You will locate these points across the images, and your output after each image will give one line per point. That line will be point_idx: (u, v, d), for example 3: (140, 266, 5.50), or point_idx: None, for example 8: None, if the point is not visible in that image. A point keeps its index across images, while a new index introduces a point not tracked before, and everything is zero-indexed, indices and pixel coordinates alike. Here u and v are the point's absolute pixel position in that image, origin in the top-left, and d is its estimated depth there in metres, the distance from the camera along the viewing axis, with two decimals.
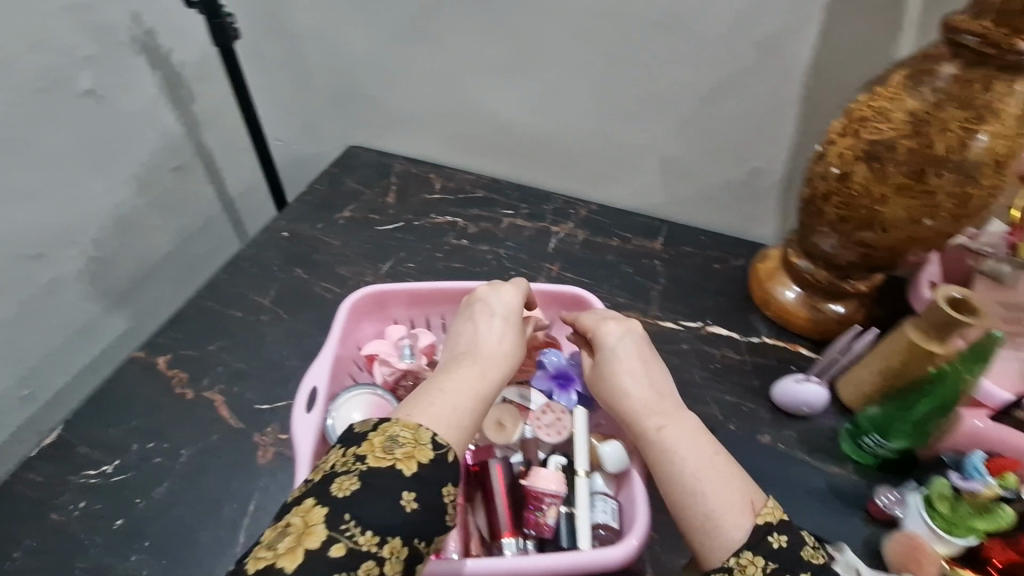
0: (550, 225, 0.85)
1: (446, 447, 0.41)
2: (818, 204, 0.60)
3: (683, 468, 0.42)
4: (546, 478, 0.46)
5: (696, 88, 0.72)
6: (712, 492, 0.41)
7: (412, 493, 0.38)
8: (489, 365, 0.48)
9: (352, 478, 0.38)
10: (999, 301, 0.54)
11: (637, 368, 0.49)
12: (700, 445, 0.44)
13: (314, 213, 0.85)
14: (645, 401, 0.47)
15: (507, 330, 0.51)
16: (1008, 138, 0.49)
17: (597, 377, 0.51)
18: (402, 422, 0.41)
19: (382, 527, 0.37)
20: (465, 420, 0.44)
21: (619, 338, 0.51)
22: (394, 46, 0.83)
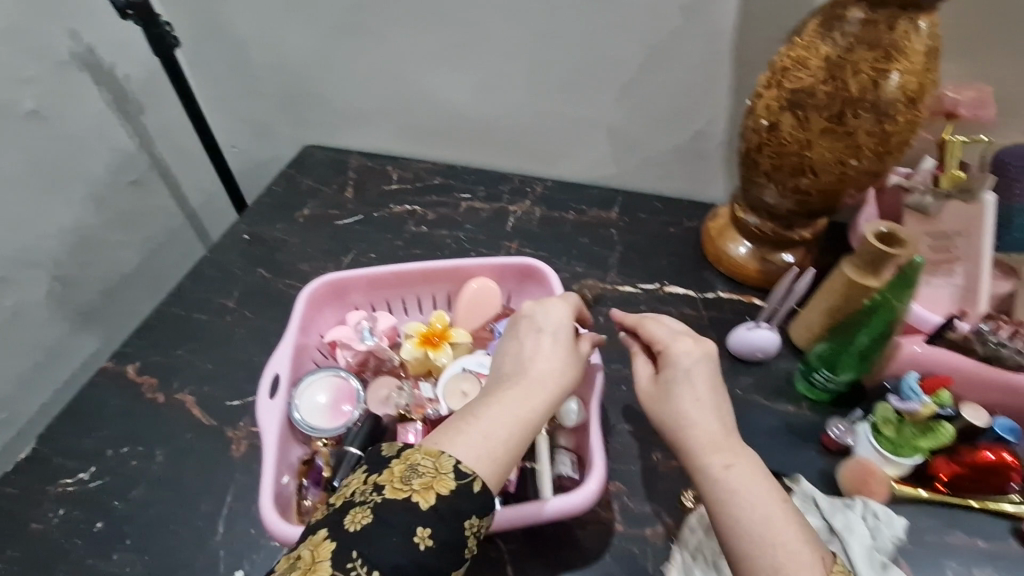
0: (507, 205, 0.87)
1: (469, 477, 0.39)
2: (753, 156, 0.63)
3: (746, 515, 0.40)
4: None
5: (633, 57, 0.74)
6: (783, 544, 0.38)
7: (426, 529, 0.37)
8: (536, 388, 0.45)
9: (365, 511, 0.37)
10: (927, 232, 0.57)
11: (704, 394, 0.47)
12: (768, 492, 0.41)
13: (274, 215, 0.86)
14: (713, 431, 0.45)
15: (559, 349, 0.48)
16: (917, 74, 0.52)
17: (657, 396, 0.48)
18: (424, 449, 0.39)
19: (393, 567, 0.35)
20: (498, 449, 0.41)
21: (687, 359, 0.49)
22: (336, 42, 0.84)
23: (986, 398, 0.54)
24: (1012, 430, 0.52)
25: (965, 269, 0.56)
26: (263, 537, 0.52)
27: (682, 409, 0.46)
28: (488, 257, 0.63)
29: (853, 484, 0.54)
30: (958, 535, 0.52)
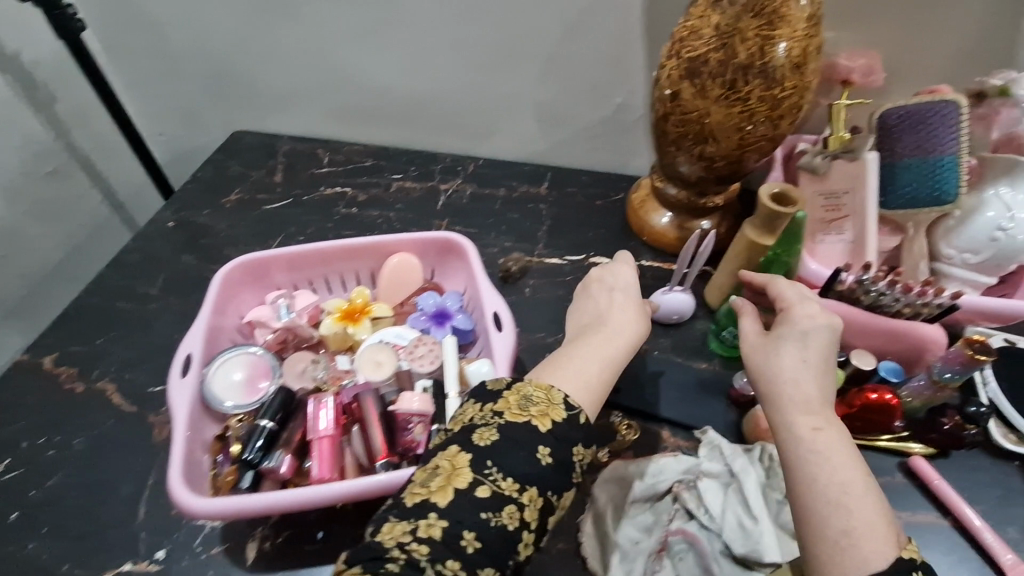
0: (438, 184, 0.88)
1: (577, 409, 0.45)
2: (661, 125, 0.65)
3: (826, 478, 0.41)
4: (414, 399, 0.48)
5: (550, 32, 0.75)
6: (857, 512, 0.39)
7: (547, 448, 0.42)
8: (616, 338, 0.51)
9: (492, 430, 0.42)
10: (820, 192, 0.61)
11: (814, 359, 0.46)
12: (851, 464, 0.42)
13: (200, 201, 0.84)
14: (808, 395, 0.45)
15: (630, 305, 0.54)
16: (800, 41, 0.54)
17: (761, 352, 0.48)
18: (536, 382, 0.45)
19: (522, 476, 0.41)
20: (591, 382, 0.47)
21: (806, 321, 0.49)
22: (255, 23, 0.83)
23: (872, 344, 0.58)
24: (896, 371, 0.57)
25: (853, 225, 0.60)
26: (184, 516, 0.52)
27: (781, 368, 0.46)
28: (408, 233, 0.64)
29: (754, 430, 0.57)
30: None
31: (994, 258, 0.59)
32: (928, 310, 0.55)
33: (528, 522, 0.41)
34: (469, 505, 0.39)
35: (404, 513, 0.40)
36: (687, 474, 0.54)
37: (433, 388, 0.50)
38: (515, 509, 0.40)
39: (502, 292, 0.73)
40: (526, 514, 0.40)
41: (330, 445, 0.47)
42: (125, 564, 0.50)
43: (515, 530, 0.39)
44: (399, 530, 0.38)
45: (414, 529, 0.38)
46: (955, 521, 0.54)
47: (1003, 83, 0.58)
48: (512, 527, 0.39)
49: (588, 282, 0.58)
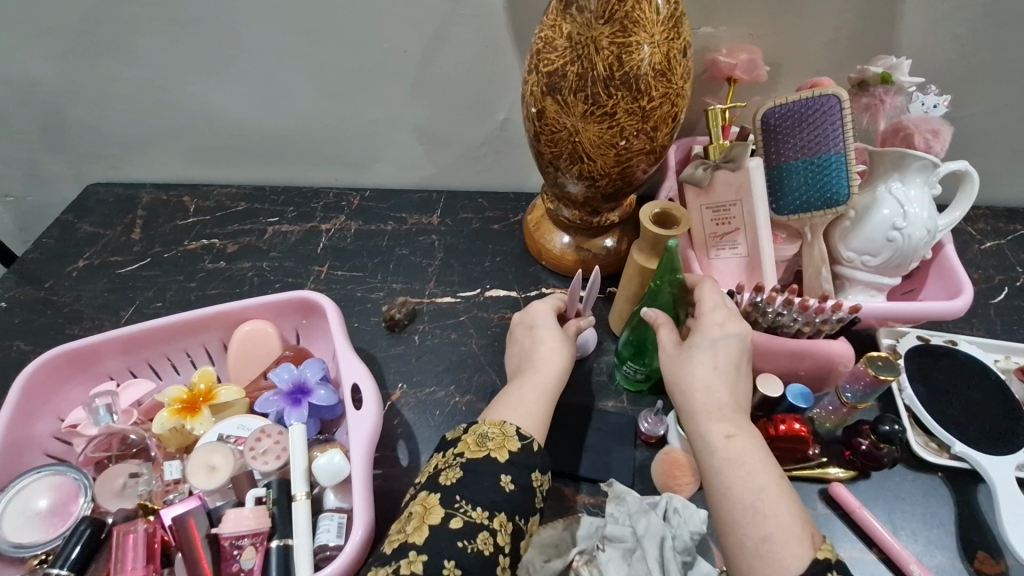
0: (319, 224, 0.79)
1: (530, 438, 0.44)
2: (535, 145, 0.59)
3: (739, 484, 0.39)
4: (232, 519, 0.41)
5: (409, 50, 0.68)
6: (773, 515, 0.37)
7: (508, 475, 0.41)
8: (545, 367, 0.50)
9: (456, 467, 0.42)
10: (706, 204, 0.56)
11: (723, 365, 0.44)
12: (766, 468, 0.40)
13: (39, 272, 0.74)
14: (719, 402, 0.43)
15: (553, 335, 0.52)
16: (661, 46, 0.49)
17: (675, 362, 0.46)
18: (489, 420, 0.44)
19: (491, 503, 0.40)
20: (533, 409, 0.46)
21: (716, 324, 0.46)
22: (74, 66, 0.72)
23: (779, 366, 0.53)
24: (804, 396, 0.52)
25: (745, 237, 0.55)
26: None
27: (695, 377, 0.44)
28: (259, 295, 0.55)
29: (662, 478, 0.52)
30: None
31: (894, 258, 0.55)
32: (826, 328, 0.51)
33: (504, 547, 0.39)
34: (444, 536, 0.38)
35: (381, 560, 0.38)
36: (587, 548, 0.48)
37: (275, 495, 0.42)
38: (489, 534, 0.39)
39: (389, 344, 0.66)
40: (500, 539, 0.39)
41: None
42: None
43: (491, 555, 0.38)
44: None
45: (394, 571, 0.37)
46: (880, 551, 0.49)
47: (883, 69, 0.54)
48: (489, 553, 0.38)
49: (513, 326, 0.56)
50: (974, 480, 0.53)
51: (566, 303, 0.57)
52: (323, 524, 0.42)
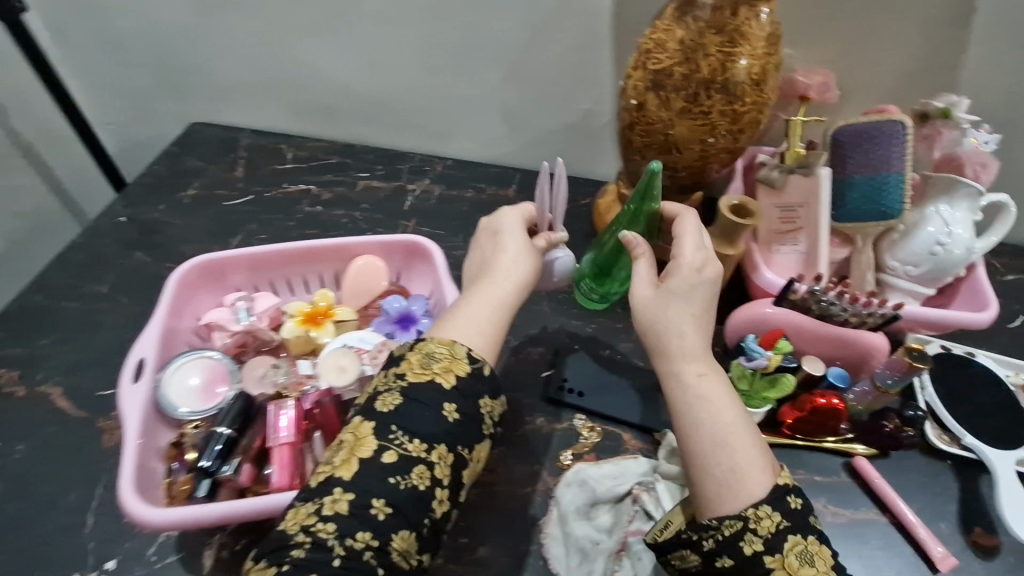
0: (405, 184, 0.86)
1: (479, 361, 0.46)
2: (626, 134, 0.66)
3: (714, 420, 0.44)
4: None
5: (514, 36, 0.74)
6: (739, 449, 0.43)
7: (452, 404, 0.44)
8: (503, 281, 0.51)
9: (394, 394, 0.44)
10: (776, 203, 0.63)
11: (696, 313, 0.49)
12: (731, 407, 0.45)
13: (153, 195, 0.81)
14: (693, 346, 0.48)
15: (517, 248, 0.54)
16: (759, 59, 0.56)
17: (653, 305, 0.49)
18: (437, 339, 0.46)
19: (430, 436, 0.42)
20: (483, 327, 0.48)
21: (694, 271, 0.50)
22: (203, 13, 0.78)
23: (822, 350, 0.61)
24: (842, 377, 0.60)
25: (807, 236, 0.62)
26: (136, 525, 0.51)
27: (671, 323, 0.48)
28: (375, 235, 0.63)
29: None
30: (798, 472, 0.60)
31: (932, 271, 0.63)
32: (872, 321, 0.58)
33: (440, 479, 0.42)
34: (374, 473, 0.41)
35: (307, 495, 0.41)
36: (647, 477, 0.55)
37: None
38: (425, 468, 0.42)
39: None
40: (438, 471, 0.42)
41: (290, 451, 0.47)
42: None
43: (427, 489, 0.41)
44: (303, 514, 0.40)
45: (318, 510, 0.40)
46: (892, 517, 0.57)
47: (944, 106, 0.62)
48: (422, 487, 0.41)
49: (481, 229, 0.57)
50: (978, 470, 0.61)
51: (536, 216, 0.58)
52: None
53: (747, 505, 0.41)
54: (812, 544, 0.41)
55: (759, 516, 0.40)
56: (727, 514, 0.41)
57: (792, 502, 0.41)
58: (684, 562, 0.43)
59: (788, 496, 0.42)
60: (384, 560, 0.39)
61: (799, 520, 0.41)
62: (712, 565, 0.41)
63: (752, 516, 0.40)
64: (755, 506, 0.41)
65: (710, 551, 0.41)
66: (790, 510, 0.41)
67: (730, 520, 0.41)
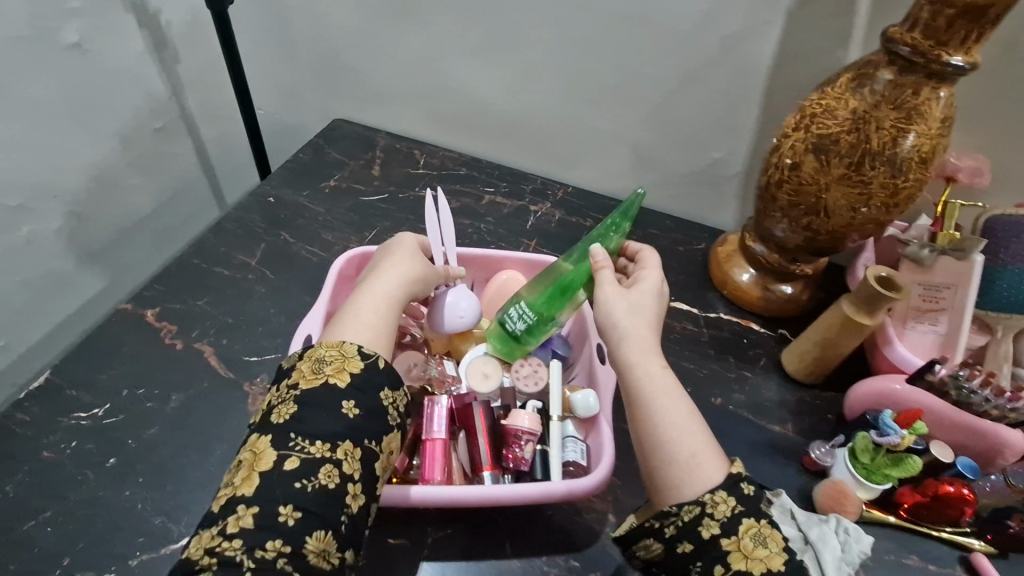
0: (528, 204, 0.89)
1: (373, 355, 0.47)
2: (771, 191, 0.67)
3: (671, 414, 0.48)
4: (526, 417, 0.51)
5: (664, 80, 0.77)
6: (696, 439, 0.48)
7: (351, 401, 0.45)
8: (388, 281, 0.53)
9: (290, 404, 0.45)
10: (919, 281, 0.63)
11: (652, 319, 0.53)
12: (683, 402, 0.50)
13: (299, 181, 0.86)
14: (651, 348, 0.51)
15: (403, 253, 0.56)
16: (931, 138, 0.57)
17: (621, 307, 0.52)
18: (326, 343, 0.47)
19: (332, 434, 0.43)
20: (373, 323, 0.50)
21: (658, 284, 0.55)
22: (375, 23, 0.84)
23: (951, 437, 0.59)
24: (972, 469, 0.57)
25: (948, 319, 0.62)
26: None
27: (636, 324, 0.52)
28: (518, 251, 0.66)
29: (828, 502, 0.58)
30: (912, 558, 0.58)
31: None
32: (1014, 416, 0.57)
33: (352, 474, 0.43)
34: (278, 481, 0.41)
35: (211, 519, 0.41)
36: None
37: (540, 409, 0.53)
38: (332, 467, 0.43)
39: None
40: (346, 468, 0.43)
41: (442, 447, 0.50)
42: None
43: (337, 487, 0.42)
44: (208, 537, 0.40)
45: (223, 530, 0.40)
46: None
47: None
48: (332, 486, 0.42)
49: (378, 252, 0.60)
50: None
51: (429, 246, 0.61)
52: (570, 444, 0.51)
53: (705, 491, 0.45)
54: (766, 528, 0.44)
55: (715, 502, 0.44)
56: (687, 501, 0.45)
57: (745, 489, 0.45)
58: (649, 551, 0.47)
59: (742, 483, 0.45)
60: (299, 563, 0.40)
61: (753, 506, 0.45)
62: (674, 552, 0.45)
63: (710, 500, 0.44)
64: (712, 492, 0.45)
65: (671, 537, 0.45)
66: (744, 497, 0.45)
67: (689, 506, 0.45)
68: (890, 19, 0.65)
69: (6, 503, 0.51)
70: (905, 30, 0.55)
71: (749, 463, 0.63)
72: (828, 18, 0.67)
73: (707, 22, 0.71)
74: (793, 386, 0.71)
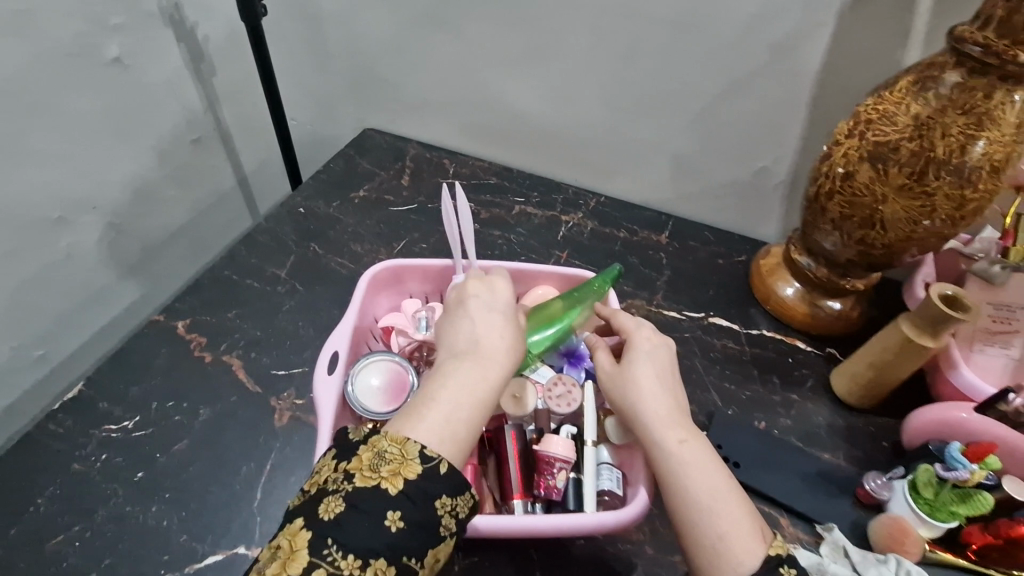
0: (560, 214, 0.87)
1: (434, 458, 0.42)
2: (821, 202, 0.63)
3: (694, 490, 0.44)
4: (559, 444, 0.49)
5: (706, 87, 0.74)
6: (727, 516, 0.43)
7: (397, 512, 0.40)
8: (489, 366, 0.47)
9: (339, 499, 0.40)
10: (988, 300, 0.59)
11: (663, 383, 0.49)
12: (713, 471, 0.45)
13: (329, 192, 0.86)
14: (667, 415, 0.47)
15: (506, 329, 0.50)
16: (1003, 146, 0.53)
17: (618, 379, 0.50)
18: (390, 436, 0.42)
19: (367, 549, 0.39)
20: (460, 419, 0.44)
21: (651, 345, 0.51)
22: (410, 33, 0.83)
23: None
24: None
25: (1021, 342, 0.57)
26: None
27: (642, 393, 0.48)
28: (552, 265, 0.64)
29: (888, 542, 0.53)
30: None
31: None
32: None
33: None
34: None
35: None
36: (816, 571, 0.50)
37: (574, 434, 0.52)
38: None
39: None
40: None
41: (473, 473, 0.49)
42: (239, 548, 0.50)
43: None
44: None
45: None
46: None
47: None
48: None
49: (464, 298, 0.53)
50: None
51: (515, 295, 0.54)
52: (605, 472, 0.50)
53: None
54: None
55: None
56: None
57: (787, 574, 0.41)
58: None
59: (783, 568, 0.41)
60: None
61: None
62: None
63: None
64: None
65: None
66: None
67: None
68: (957, 17, 0.60)
69: (36, 517, 0.51)
70: (976, 29, 0.50)
71: (798, 494, 0.59)
72: (886, 17, 0.62)
73: (755, 25, 0.67)
74: (844, 411, 0.66)
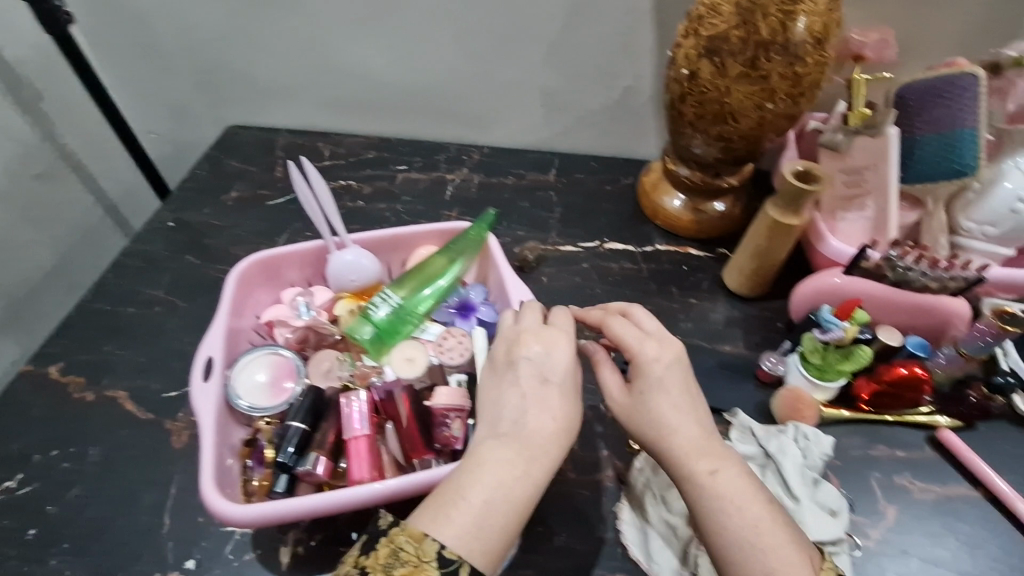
0: (444, 174, 0.85)
1: (454, 562, 0.38)
2: (677, 107, 0.64)
3: (733, 527, 0.41)
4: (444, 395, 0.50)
5: (554, 15, 0.72)
6: (774, 552, 0.40)
7: None
8: (535, 455, 0.42)
9: None
10: (840, 168, 0.62)
11: (685, 409, 0.44)
12: (753, 501, 0.42)
13: (198, 199, 0.81)
14: (694, 445, 0.43)
15: (560, 403, 0.44)
16: (820, 16, 0.54)
17: (635, 409, 0.45)
18: (410, 532, 0.39)
19: None
20: (489, 519, 0.39)
21: (665, 366, 0.45)
22: (242, 15, 0.78)
23: (898, 320, 0.59)
24: (923, 346, 0.56)
25: (874, 201, 0.60)
26: (211, 524, 0.51)
27: (665, 426, 0.44)
28: (428, 223, 0.62)
29: (786, 413, 0.56)
30: (879, 448, 0.57)
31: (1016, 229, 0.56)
32: (953, 285, 0.56)
33: None
34: None
35: None
36: None
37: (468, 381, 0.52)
38: None
39: None
40: None
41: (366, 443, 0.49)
42: None
43: None
44: None
45: None
46: (985, 490, 0.54)
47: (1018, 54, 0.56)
48: None
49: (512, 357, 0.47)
50: None
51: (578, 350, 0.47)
52: None
53: None
54: None
55: None
56: None
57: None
58: None
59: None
60: None
61: None
62: None
63: None
64: None
65: None
66: None
67: None
68: None
69: None
70: None
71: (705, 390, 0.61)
72: None
73: None
74: (740, 304, 0.69)
